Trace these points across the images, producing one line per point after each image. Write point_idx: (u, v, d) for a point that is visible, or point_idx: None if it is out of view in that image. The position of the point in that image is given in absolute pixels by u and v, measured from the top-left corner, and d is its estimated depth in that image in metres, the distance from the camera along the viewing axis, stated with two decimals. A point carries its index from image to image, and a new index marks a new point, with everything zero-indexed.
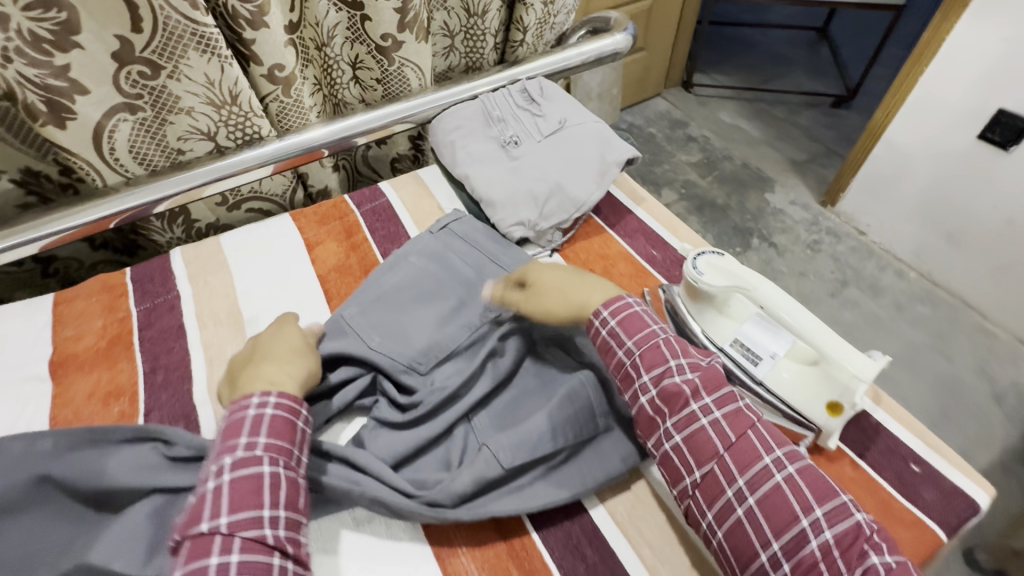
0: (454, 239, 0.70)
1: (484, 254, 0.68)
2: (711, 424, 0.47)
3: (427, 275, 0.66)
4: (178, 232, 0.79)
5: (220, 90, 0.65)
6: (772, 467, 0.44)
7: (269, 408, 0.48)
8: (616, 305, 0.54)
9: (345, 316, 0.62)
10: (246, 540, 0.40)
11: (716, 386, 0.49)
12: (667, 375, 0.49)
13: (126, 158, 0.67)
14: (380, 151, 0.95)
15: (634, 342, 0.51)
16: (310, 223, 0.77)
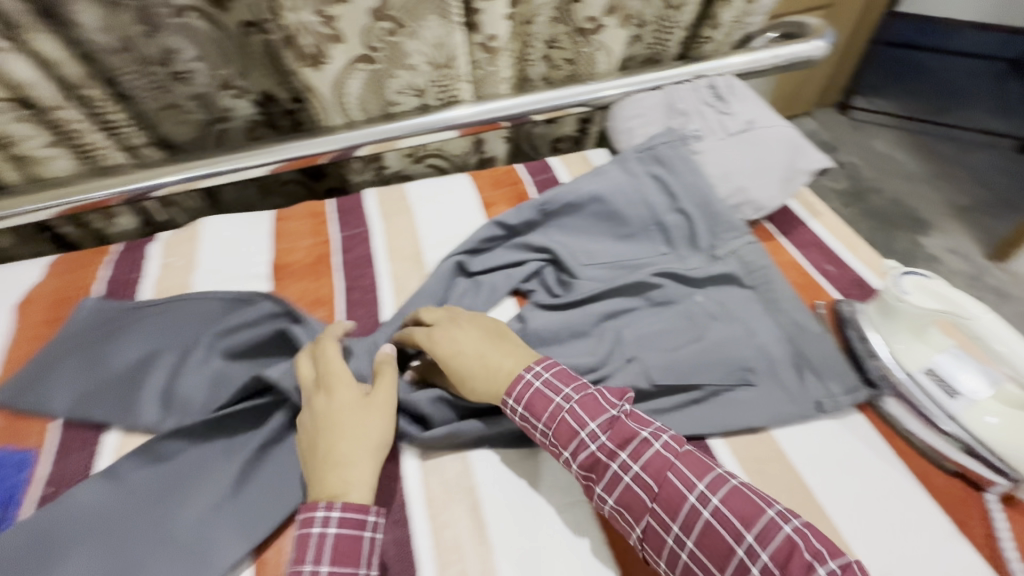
0: (655, 163, 0.76)
1: (670, 190, 0.74)
2: (630, 488, 0.46)
3: (619, 190, 0.75)
4: (369, 175, 0.89)
5: (443, 53, 0.72)
6: (747, 559, 0.41)
7: (333, 524, 0.45)
8: (519, 387, 0.52)
9: (544, 202, 0.76)
10: (347, 515, 0.45)
11: (629, 441, 0.48)
12: (615, 479, 0.47)
13: (352, 103, 0.76)
14: (546, 130, 0.98)
15: (544, 424, 0.51)
16: (485, 184, 0.83)
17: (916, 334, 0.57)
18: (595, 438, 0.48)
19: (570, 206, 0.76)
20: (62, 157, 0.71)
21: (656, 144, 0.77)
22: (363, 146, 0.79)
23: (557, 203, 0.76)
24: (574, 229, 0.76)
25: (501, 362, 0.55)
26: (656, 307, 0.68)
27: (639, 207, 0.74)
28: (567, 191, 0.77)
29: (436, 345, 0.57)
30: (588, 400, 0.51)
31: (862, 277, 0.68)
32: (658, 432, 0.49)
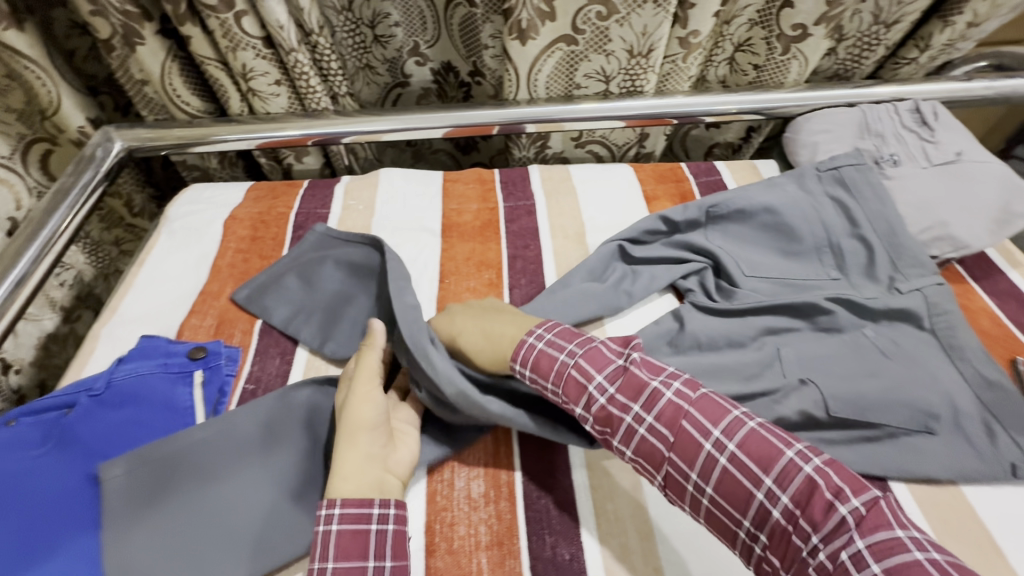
0: (838, 186, 0.72)
1: (855, 213, 0.70)
2: (646, 438, 0.46)
3: (794, 208, 0.72)
4: (531, 152, 0.90)
5: (643, 43, 0.72)
6: (767, 503, 0.41)
7: (336, 520, 0.43)
8: (523, 351, 0.53)
9: (711, 203, 0.75)
10: (348, 511, 0.43)
11: (641, 392, 0.47)
12: (631, 432, 0.47)
13: (542, 81, 0.79)
14: (704, 133, 0.96)
15: (554, 384, 0.51)
16: (649, 177, 0.83)
17: None
18: (602, 392, 0.49)
19: (737, 211, 0.74)
20: (281, 94, 0.78)
21: (841, 164, 0.73)
22: (530, 123, 0.81)
23: (727, 207, 0.75)
24: (740, 237, 0.74)
25: (503, 330, 0.56)
26: (827, 332, 0.64)
27: (814, 228, 0.71)
28: (737, 200, 0.75)
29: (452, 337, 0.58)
30: (592, 352, 0.51)
31: None
32: (670, 380, 0.48)
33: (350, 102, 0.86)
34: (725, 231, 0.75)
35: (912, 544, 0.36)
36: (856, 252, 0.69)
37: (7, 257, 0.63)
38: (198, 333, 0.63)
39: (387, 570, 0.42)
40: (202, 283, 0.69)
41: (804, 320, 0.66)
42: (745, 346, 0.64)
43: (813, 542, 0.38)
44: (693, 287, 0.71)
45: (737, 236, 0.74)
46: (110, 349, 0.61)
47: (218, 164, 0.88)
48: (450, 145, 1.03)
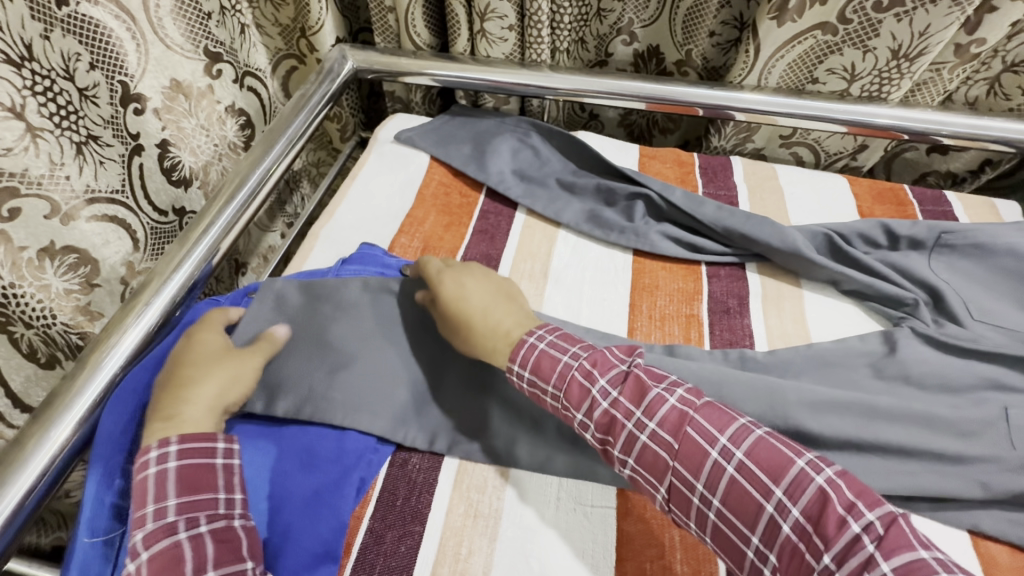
0: None
1: None
2: (648, 447, 0.44)
3: None
4: (729, 144, 0.86)
5: (915, 43, 0.65)
6: (777, 515, 0.39)
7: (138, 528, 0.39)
8: (523, 351, 0.50)
9: (945, 229, 0.66)
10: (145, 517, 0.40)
11: (643, 395, 0.46)
12: (632, 438, 0.44)
13: (777, 70, 0.74)
14: (920, 157, 0.87)
15: (557, 387, 0.48)
16: (865, 193, 0.76)
17: None
18: (605, 395, 0.46)
19: (975, 245, 0.64)
20: (508, 40, 0.79)
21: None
22: (741, 112, 0.75)
23: (965, 238, 0.65)
24: (970, 273, 0.64)
25: (501, 318, 0.53)
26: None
27: None
28: (979, 234, 0.65)
29: (443, 283, 0.55)
30: (597, 358, 0.49)
31: None
32: (673, 386, 0.46)
33: (565, 61, 0.85)
34: (954, 268, 0.64)
35: (937, 565, 0.34)
36: None
37: (257, 150, 0.69)
38: (407, 252, 0.67)
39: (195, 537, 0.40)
40: (408, 207, 0.72)
41: None
42: (974, 398, 0.54)
43: (821, 556, 0.36)
44: (906, 315, 0.61)
45: (969, 275, 0.63)
46: (328, 250, 0.66)
47: (420, 100, 0.92)
48: (622, 134, 1.01)
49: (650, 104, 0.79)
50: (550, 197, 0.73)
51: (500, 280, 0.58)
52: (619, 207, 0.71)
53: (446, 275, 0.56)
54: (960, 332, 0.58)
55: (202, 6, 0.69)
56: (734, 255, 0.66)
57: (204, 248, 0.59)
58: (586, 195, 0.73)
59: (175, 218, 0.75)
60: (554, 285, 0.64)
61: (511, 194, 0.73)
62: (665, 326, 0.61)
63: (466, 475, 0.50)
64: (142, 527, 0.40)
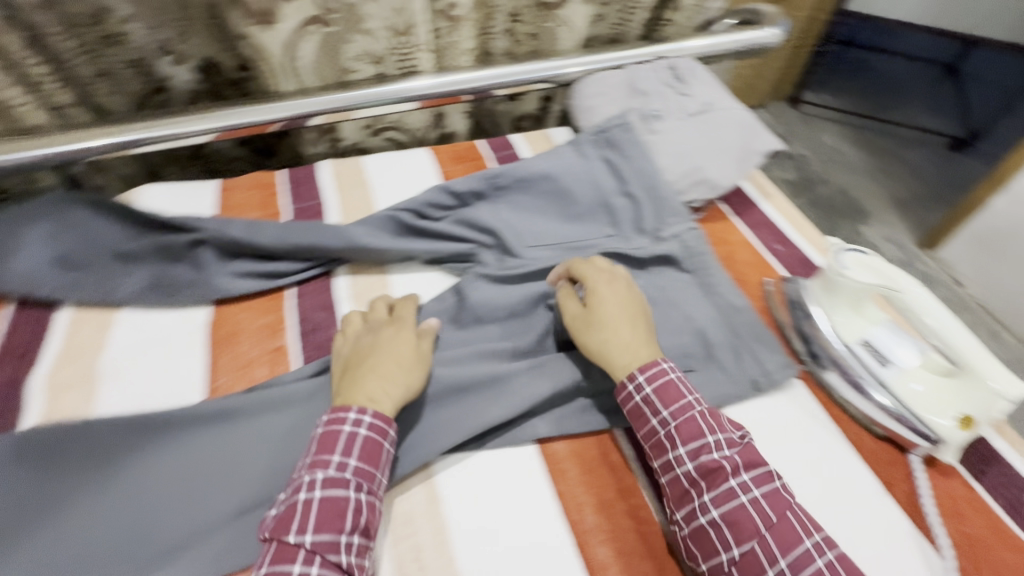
0: (609, 148, 0.73)
1: (615, 172, 0.72)
2: (743, 505, 0.44)
3: (572, 172, 0.72)
4: (322, 148, 0.85)
5: (399, 18, 0.70)
6: (813, 552, 0.41)
7: (363, 428, 0.46)
8: (650, 369, 0.51)
9: (496, 174, 0.72)
10: (373, 426, 0.46)
11: (699, 453, 0.46)
12: (731, 493, 0.44)
13: (306, 69, 0.73)
14: (509, 107, 0.97)
15: (671, 413, 0.48)
16: (445, 159, 0.81)
17: (853, 307, 0.56)
18: (342, 470, 0.44)
19: (520, 181, 0.72)
20: None
21: (608, 126, 0.75)
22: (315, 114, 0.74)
23: (510, 177, 0.72)
24: (524, 206, 0.71)
25: (624, 334, 0.52)
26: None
27: (588, 189, 0.71)
28: (520, 168, 0.72)
29: (595, 281, 0.56)
30: (665, 386, 0.50)
31: (806, 255, 0.70)
32: (361, 415, 0.47)
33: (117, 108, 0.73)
34: (512, 205, 0.70)
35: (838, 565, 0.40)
36: (619, 206, 0.70)
37: None
38: None
39: (349, 473, 0.44)
40: None
41: None
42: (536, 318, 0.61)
43: (778, 561, 0.41)
44: (473, 263, 0.66)
45: (523, 207, 0.71)
46: None
47: None
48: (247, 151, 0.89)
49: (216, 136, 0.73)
50: (104, 274, 0.61)
51: (620, 283, 0.57)
52: (188, 259, 0.63)
53: (361, 352, 0.53)
54: (514, 262, 0.65)
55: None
56: (307, 263, 0.65)
57: None
58: (147, 257, 0.63)
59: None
60: (107, 382, 0.55)
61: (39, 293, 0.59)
62: (249, 371, 0.57)
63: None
64: (322, 470, 0.44)
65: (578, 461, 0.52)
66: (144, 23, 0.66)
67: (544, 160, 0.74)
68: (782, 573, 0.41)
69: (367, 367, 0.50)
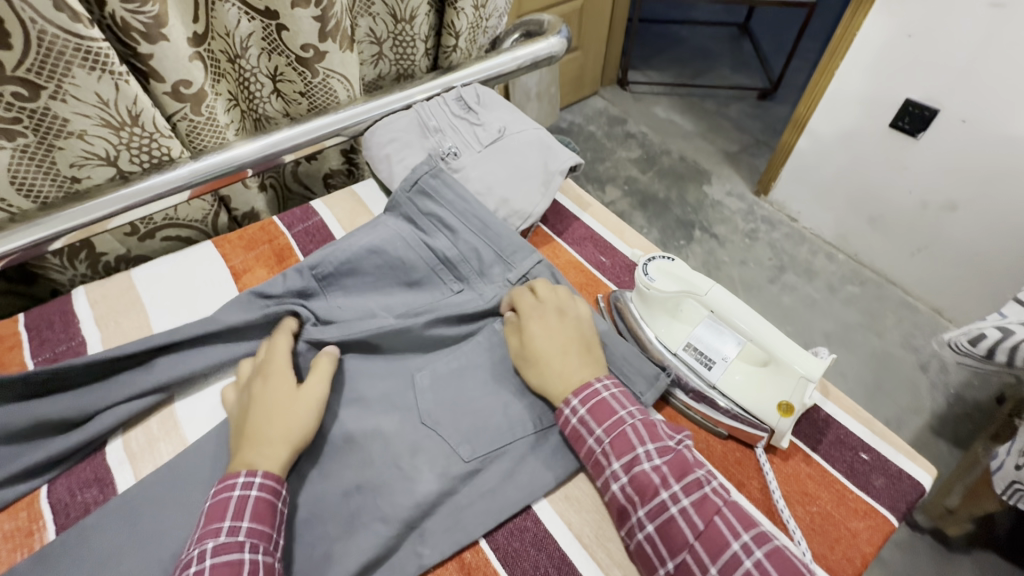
0: (427, 199, 0.66)
1: (444, 227, 0.65)
2: (677, 517, 0.43)
3: (398, 239, 0.64)
4: (82, 269, 0.71)
5: (116, 111, 0.58)
6: (742, 553, 0.41)
7: (254, 488, 0.44)
8: (585, 391, 0.50)
9: (312, 266, 0.61)
10: (266, 483, 0.45)
11: (686, 473, 0.45)
12: (661, 507, 0.44)
13: (10, 190, 0.58)
14: (311, 167, 0.88)
15: (603, 432, 0.48)
16: (235, 248, 0.71)
17: (671, 313, 0.56)
18: (234, 534, 0.41)
19: (343, 265, 0.61)
20: None
21: (418, 176, 0.67)
22: (52, 241, 0.61)
23: (330, 263, 0.61)
24: (361, 291, 0.62)
25: (575, 371, 0.52)
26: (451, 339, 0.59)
27: (421, 253, 0.64)
28: (338, 250, 0.62)
29: (532, 325, 0.54)
30: (597, 405, 0.49)
31: (629, 260, 0.70)
32: (250, 478, 0.44)
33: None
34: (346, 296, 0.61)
35: (742, 553, 0.41)
36: (458, 262, 0.63)
37: None
38: None
39: (243, 533, 0.42)
40: None
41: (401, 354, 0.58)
42: (373, 405, 0.54)
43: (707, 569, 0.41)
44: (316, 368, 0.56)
45: (360, 296, 0.62)
46: None
47: None
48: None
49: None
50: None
51: (569, 300, 0.57)
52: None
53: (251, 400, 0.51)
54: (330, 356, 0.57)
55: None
56: (56, 429, 0.52)
57: None
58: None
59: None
60: None
61: None
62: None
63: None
64: (213, 537, 0.41)
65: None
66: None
67: (370, 231, 0.64)
68: None
69: (244, 435, 0.48)
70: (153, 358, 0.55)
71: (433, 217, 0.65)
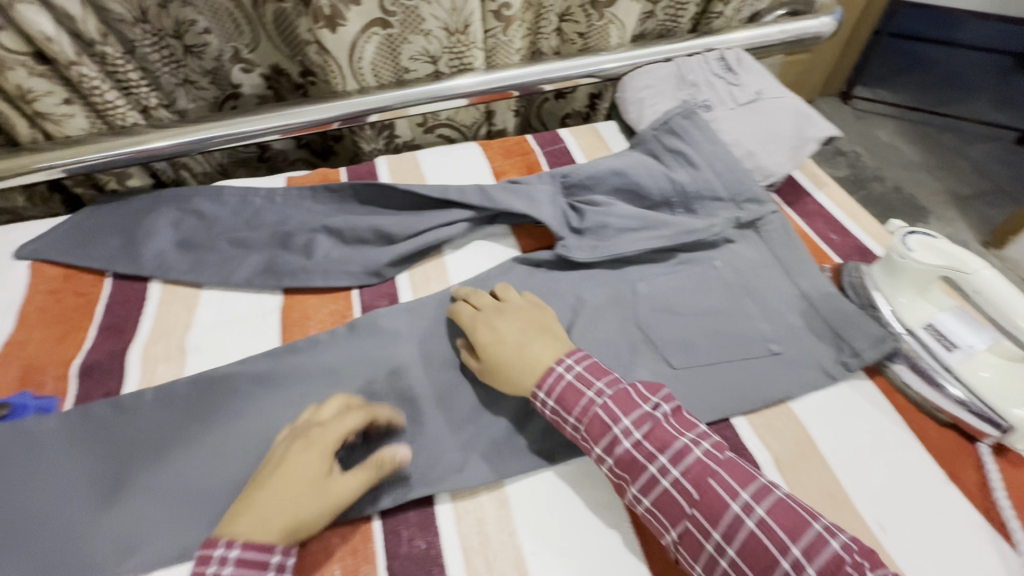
0: (674, 136, 0.73)
1: (688, 162, 0.70)
2: (669, 490, 0.45)
3: (642, 166, 0.72)
4: (380, 143, 0.89)
5: (457, 18, 0.72)
6: (743, 513, 0.43)
7: (231, 561, 0.40)
8: (548, 380, 0.51)
9: (563, 174, 0.73)
10: (201, 553, 0.41)
11: (667, 445, 0.46)
12: (654, 482, 0.45)
13: (367, 69, 0.77)
14: (556, 105, 1.00)
15: (578, 419, 0.49)
16: (496, 153, 0.84)
17: (918, 291, 0.57)
18: None
19: (588, 179, 0.72)
20: (77, 114, 0.71)
21: (669, 117, 0.74)
22: (371, 113, 0.79)
23: (578, 175, 0.73)
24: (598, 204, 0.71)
25: (538, 352, 0.53)
26: (678, 267, 0.66)
27: (662, 182, 0.70)
28: (587, 167, 0.73)
29: (477, 329, 0.56)
30: (565, 392, 0.50)
31: (864, 245, 0.69)
32: (226, 548, 0.41)
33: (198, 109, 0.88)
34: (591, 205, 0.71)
35: (741, 513, 0.43)
36: (695, 199, 0.70)
37: None
38: (3, 389, 0.56)
39: None
40: (6, 334, 0.61)
41: (628, 268, 0.67)
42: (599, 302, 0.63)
43: (713, 534, 0.43)
44: (554, 254, 0.66)
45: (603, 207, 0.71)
46: None
47: (29, 202, 0.80)
48: (306, 153, 0.99)
49: (282, 134, 0.79)
50: (221, 260, 0.68)
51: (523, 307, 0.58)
52: (297, 248, 0.69)
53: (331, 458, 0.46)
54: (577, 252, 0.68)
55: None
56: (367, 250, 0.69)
57: None
58: (262, 245, 0.69)
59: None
60: (195, 354, 0.60)
61: (142, 268, 0.67)
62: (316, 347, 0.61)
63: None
64: None
65: None
66: (220, 34, 0.78)
67: (615, 159, 0.74)
68: (720, 545, 0.43)
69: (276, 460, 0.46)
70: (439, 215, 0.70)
71: (676, 155, 0.72)
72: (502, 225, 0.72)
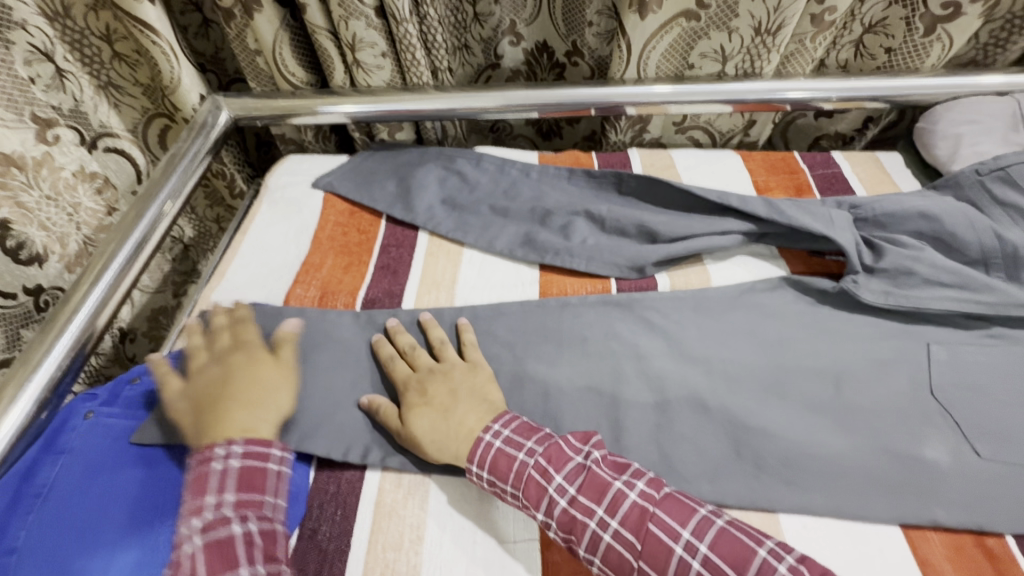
0: (1012, 186, 0.61)
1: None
2: (613, 546, 0.42)
3: (960, 213, 0.62)
4: (627, 136, 0.87)
5: (773, 18, 0.67)
6: (687, 555, 0.41)
7: (235, 456, 0.48)
8: (480, 450, 0.48)
9: (852, 205, 0.67)
10: (202, 468, 0.47)
11: (604, 494, 0.44)
12: (594, 539, 0.43)
13: (653, 60, 0.75)
14: (814, 123, 0.90)
15: (512, 486, 0.46)
16: (759, 167, 0.78)
17: None
18: (220, 509, 0.45)
19: (885, 216, 0.64)
20: (385, 67, 0.77)
21: (1008, 162, 0.63)
22: (630, 105, 0.75)
23: (872, 210, 0.65)
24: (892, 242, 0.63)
25: (462, 418, 0.50)
26: (989, 341, 0.56)
27: (987, 238, 0.60)
28: (887, 202, 0.65)
29: (409, 390, 0.53)
30: (499, 456, 0.47)
31: None
32: (229, 448, 0.48)
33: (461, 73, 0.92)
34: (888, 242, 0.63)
35: (687, 554, 0.41)
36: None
37: (129, 217, 0.65)
38: (303, 302, 0.63)
39: (230, 504, 0.45)
40: (303, 253, 0.68)
41: (926, 328, 0.58)
42: (890, 356, 0.56)
43: None
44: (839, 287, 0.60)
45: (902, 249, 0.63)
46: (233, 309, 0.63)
47: (313, 137, 0.90)
48: (532, 130, 1.00)
49: (542, 112, 0.78)
50: (482, 225, 0.71)
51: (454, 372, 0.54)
52: (553, 228, 0.69)
53: (222, 382, 0.53)
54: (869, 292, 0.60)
55: (19, 73, 0.69)
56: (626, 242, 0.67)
57: (73, 334, 0.56)
58: (522, 217, 0.71)
59: (32, 297, 0.79)
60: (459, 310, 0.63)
61: (413, 218, 0.72)
62: None
63: (387, 495, 0.49)
64: (200, 516, 0.45)
65: (944, 533, 0.47)
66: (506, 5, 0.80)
67: (921, 199, 0.65)
68: None
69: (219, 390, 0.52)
70: (708, 222, 0.66)
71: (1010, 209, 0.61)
72: (769, 246, 0.67)
